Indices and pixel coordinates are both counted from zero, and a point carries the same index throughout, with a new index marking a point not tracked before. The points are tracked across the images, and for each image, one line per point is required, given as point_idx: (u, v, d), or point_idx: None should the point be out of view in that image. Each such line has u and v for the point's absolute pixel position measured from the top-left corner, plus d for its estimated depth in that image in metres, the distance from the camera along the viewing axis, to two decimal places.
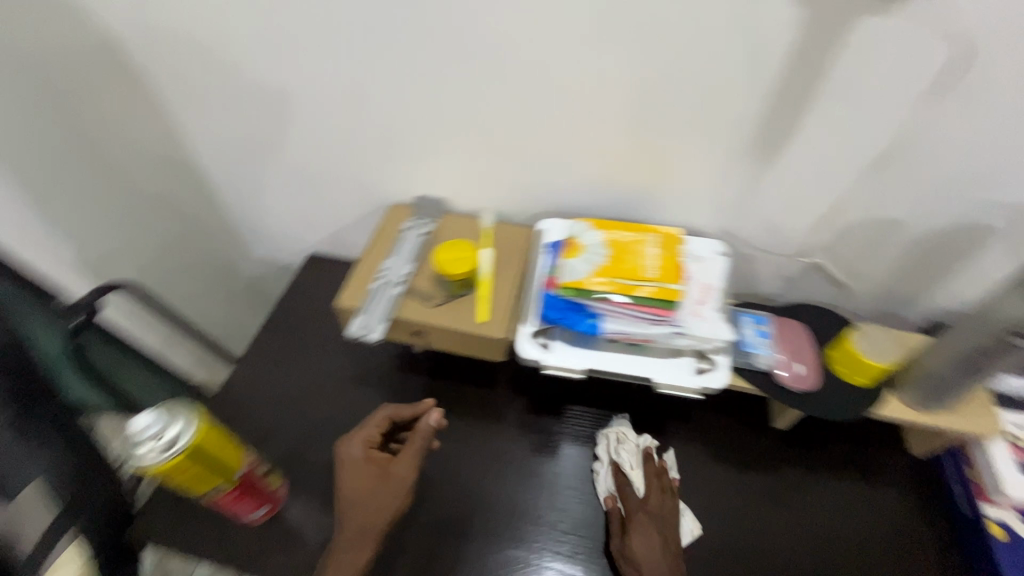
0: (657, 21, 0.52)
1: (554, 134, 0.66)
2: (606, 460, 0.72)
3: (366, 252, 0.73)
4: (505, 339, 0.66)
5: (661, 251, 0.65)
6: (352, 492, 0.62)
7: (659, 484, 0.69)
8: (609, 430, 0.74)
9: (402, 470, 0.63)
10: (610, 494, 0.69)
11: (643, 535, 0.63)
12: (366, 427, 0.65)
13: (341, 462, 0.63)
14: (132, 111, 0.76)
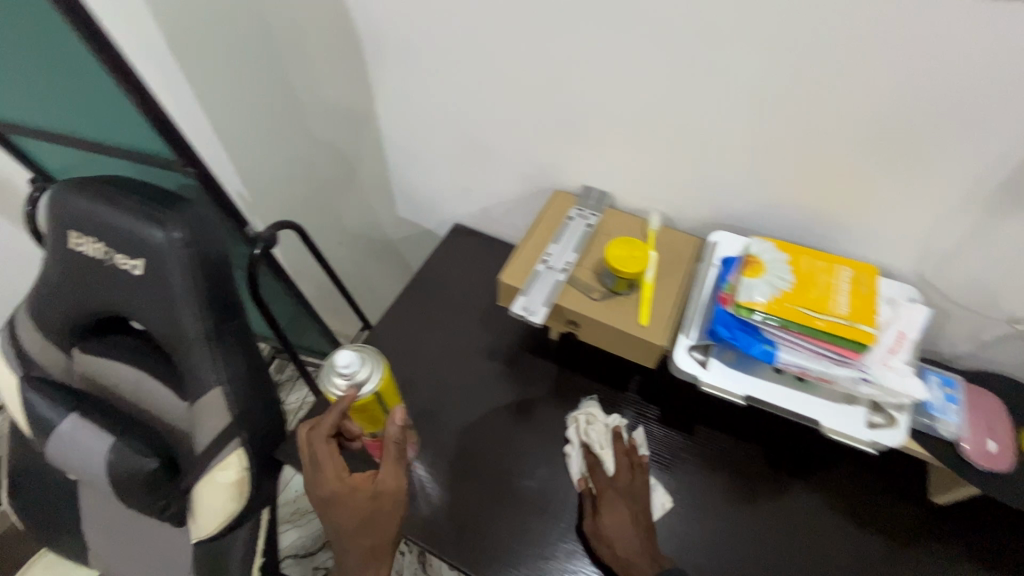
0: (924, 46, 0.48)
1: (755, 146, 0.63)
2: (576, 442, 0.74)
3: (531, 233, 0.73)
4: (664, 346, 0.64)
5: (856, 287, 0.60)
6: (349, 522, 0.59)
7: (628, 461, 0.71)
8: (577, 413, 0.76)
9: (393, 487, 0.60)
10: (582, 475, 0.71)
11: (615, 513, 0.66)
12: (318, 463, 0.58)
13: (322, 499, 0.59)
14: (338, 64, 0.83)
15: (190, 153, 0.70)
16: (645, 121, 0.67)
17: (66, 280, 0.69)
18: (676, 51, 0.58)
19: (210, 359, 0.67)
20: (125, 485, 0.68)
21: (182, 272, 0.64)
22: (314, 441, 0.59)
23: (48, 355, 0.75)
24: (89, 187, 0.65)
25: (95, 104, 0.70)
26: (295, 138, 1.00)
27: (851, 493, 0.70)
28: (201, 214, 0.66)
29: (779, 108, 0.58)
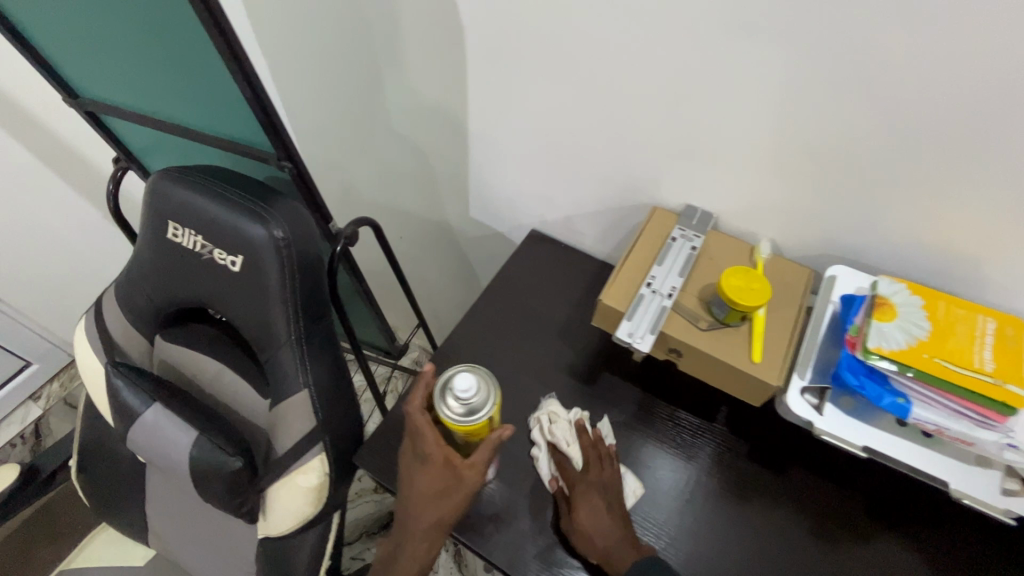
0: None
1: (895, 181, 0.58)
2: (542, 442, 0.72)
3: (631, 253, 0.70)
4: (779, 386, 0.60)
5: (1003, 342, 0.55)
6: (423, 491, 0.63)
7: (596, 452, 0.68)
8: (540, 413, 0.74)
9: (472, 473, 0.62)
10: (553, 476, 0.69)
11: (588, 507, 0.64)
12: (415, 427, 0.63)
13: (412, 461, 0.64)
14: (432, 63, 0.80)
15: (289, 147, 0.67)
16: (769, 145, 0.62)
17: (158, 270, 0.69)
18: (826, 76, 0.54)
19: (299, 361, 0.66)
20: (207, 480, 0.68)
21: (279, 272, 0.62)
22: (416, 405, 0.64)
23: (132, 341, 0.75)
24: (191, 178, 0.64)
25: (201, 91, 0.69)
26: (373, 132, 0.98)
27: (958, 553, 0.64)
28: (300, 212, 0.64)
29: (937, 144, 0.53)
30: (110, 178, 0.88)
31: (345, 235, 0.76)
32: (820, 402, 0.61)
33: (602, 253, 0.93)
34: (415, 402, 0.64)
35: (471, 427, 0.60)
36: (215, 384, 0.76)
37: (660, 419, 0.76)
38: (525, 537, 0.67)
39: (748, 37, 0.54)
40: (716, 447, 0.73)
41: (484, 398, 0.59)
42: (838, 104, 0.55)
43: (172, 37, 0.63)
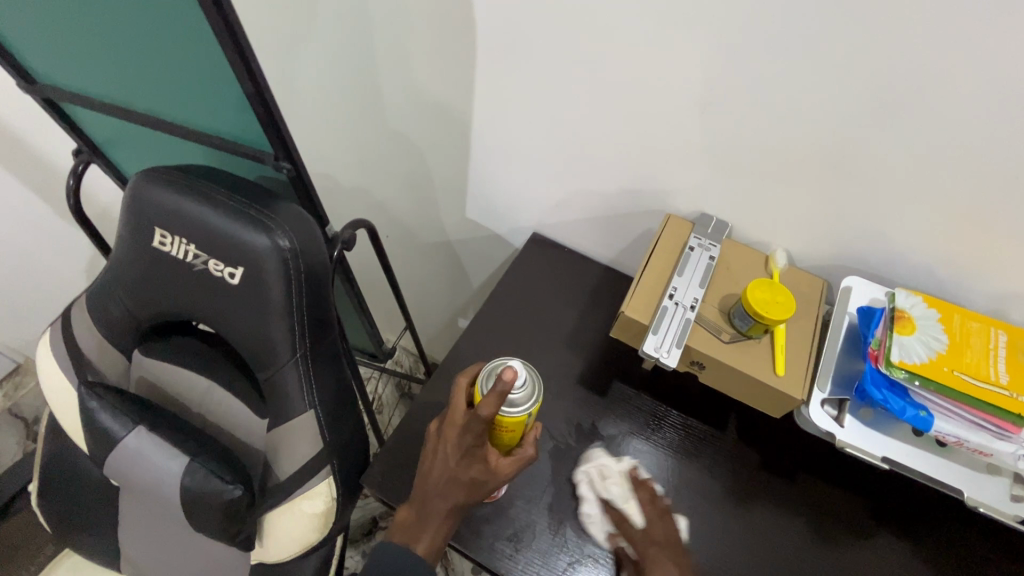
0: None
1: (910, 195, 0.59)
2: (593, 498, 0.68)
3: (648, 263, 0.69)
4: (802, 399, 0.60)
5: (1014, 354, 0.57)
6: (452, 481, 0.57)
7: (656, 509, 0.64)
8: (587, 467, 0.70)
9: (509, 470, 0.59)
10: (610, 534, 0.66)
11: (661, 569, 0.58)
12: (475, 425, 0.56)
13: (451, 449, 0.58)
14: (433, 58, 0.75)
15: (290, 147, 0.62)
16: (787, 158, 0.62)
17: (141, 282, 0.62)
18: (848, 92, 0.54)
19: (303, 381, 0.61)
20: (200, 511, 0.62)
21: (284, 285, 0.57)
22: (487, 413, 0.54)
23: (106, 357, 0.68)
24: (180, 179, 0.58)
25: (196, 82, 0.64)
26: (364, 127, 0.92)
27: (957, 553, 0.67)
28: (304, 219, 0.59)
29: (960, 163, 0.54)
30: (70, 173, 0.79)
31: (343, 240, 0.71)
32: (839, 414, 0.62)
33: (606, 258, 0.91)
34: (488, 409, 0.54)
35: (508, 420, 0.56)
36: (205, 403, 0.70)
37: (671, 425, 0.75)
38: (550, 555, 0.65)
39: (782, 49, 0.53)
40: (725, 450, 0.73)
41: (526, 393, 0.56)
42: (866, 119, 0.55)
43: (165, 20, 0.57)
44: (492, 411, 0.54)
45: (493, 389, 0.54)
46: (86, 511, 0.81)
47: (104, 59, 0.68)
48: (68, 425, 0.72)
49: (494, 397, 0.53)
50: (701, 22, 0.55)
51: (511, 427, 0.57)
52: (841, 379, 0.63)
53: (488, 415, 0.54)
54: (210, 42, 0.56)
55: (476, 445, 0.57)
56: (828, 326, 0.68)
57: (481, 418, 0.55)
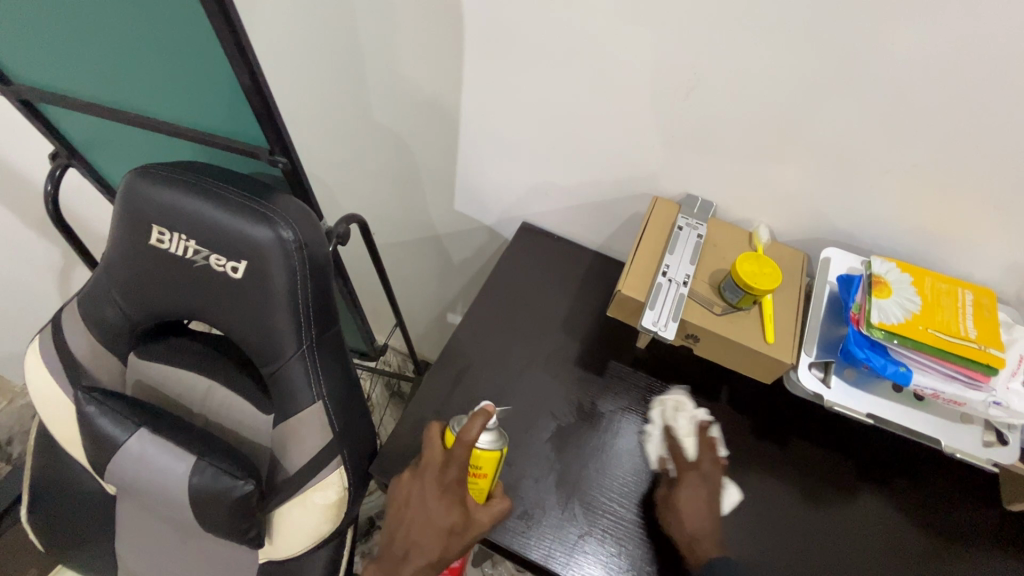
0: None
1: (880, 169, 0.63)
2: (659, 424, 0.74)
3: (641, 243, 0.72)
4: (791, 363, 0.64)
5: (979, 312, 0.62)
6: (431, 528, 0.60)
7: (711, 452, 0.69)
8: (668, 397, 0.76)
9: (484, 516, 0.61)
10: (661, 457, 0.71)
11: (693, 493, 0.65)
12: (455, 460, 0.59)
13: (431, 491, 0.60)
14: (421, 53, 0.76)
15: (285, 141, 0.63)
16: (766, 138, 0.66)
17: (136, 281, 0.61)
18: (821, 75, 0.57)
19: (311, 373, 0.62)
20: (210, 509, 0.62)
21: (288, 278, 0.57)
22: (466, 439, 0.58)
23: (100, 361, 0.67)
24: (176, 176, 0.58)
25: (186, 77, 0.63)
26: (350, 123, 0.92)
27: (935, 502, 0.72)
28: (305, 211, 0.59)
29: (925, 138, 0.58)
30: (48, 177, 0.77)
31: (337, 234, 0.71)
32: (825, 375, 0.66)
33: (595, 244, 0.93)
34: (470, 435, 0.58)
35: (483, 455, 0.61)
36: (206, 404, 0.69)
37: (668, 400, 0.77)
38: (561, 529, 0.67)
39: (765, 33, 0.56)
40: (724, 421, 0.76)
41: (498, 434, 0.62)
42: (844, 99, 0.58)
43: (154, 15, 0.57)
44: (474, 436, 0.58)
45: (474, 413, 0.59)
46: (82, 524, 0.79)
47: (88, 58, 0.67)
48: (62, 434, 0.71)
49: (475, 421, 0.58)
50: (689, 9, 0.57)
51: (484, 464, 0.62)
52: (827, 343, 0.67)
53: (466, 443, 0.58)
54: (205, 36, 0.56)
55: (456, 484, 0.60)
56: (810, 295, 0.72)
57: (464, 443, 0.58)
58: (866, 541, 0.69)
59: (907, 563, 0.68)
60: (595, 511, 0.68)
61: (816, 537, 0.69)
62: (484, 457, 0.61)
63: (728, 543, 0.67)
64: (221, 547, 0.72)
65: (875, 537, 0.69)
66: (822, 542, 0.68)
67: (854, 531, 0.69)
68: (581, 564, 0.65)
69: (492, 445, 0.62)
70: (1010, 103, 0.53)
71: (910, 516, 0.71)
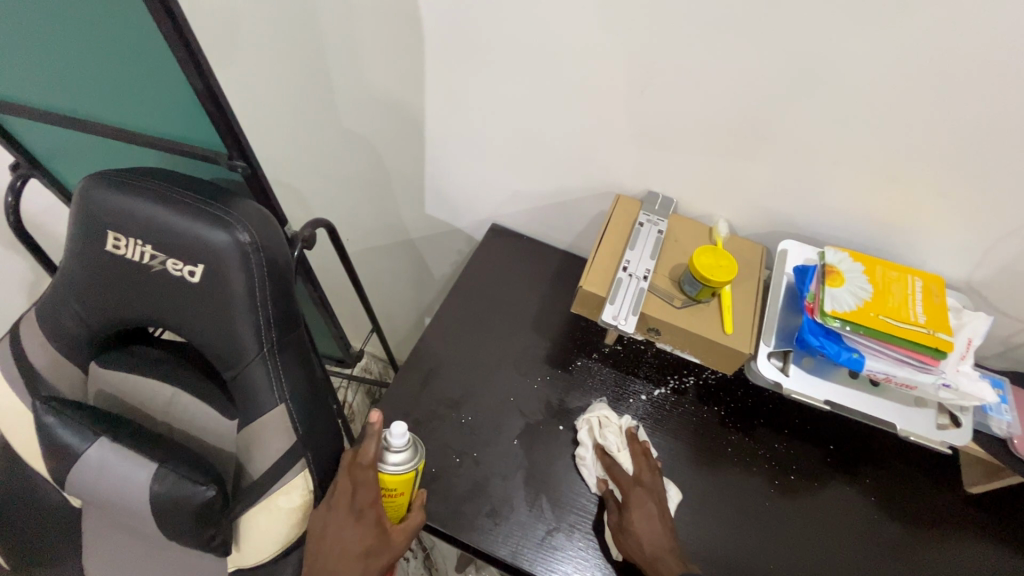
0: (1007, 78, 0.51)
1: (828, 161, 0.65)
2: (590, 444, 0.71)
3: (603, 240, 0.73)
4: (750, 353, 0.66)
5: (929, 298, 0.63)
6: (346, 554, 0.60)
7: (647, 461, 0.69)
8: (591, 414, 0.73)
9: (402, 532, 0.61)
10: (601, 478, 0.69)
11: (643, 510, 0.64)
12: (361, 483, 0.60)
13: (343, 517, 0.61)
14: (382, 58, 0.76)
15: (244, 146, 0.63)
16: (719, 135, 0.67)
17: (93, 288, 0.61)
18: (765, 72, 0.59)
19: (273, 375, 0.62)
20: (172, 517, 0.61)
21: (246, 280, 0.57)
22: (367, 459, 0.60)
23: (59, 371, 0.67)
24: (132, 181, 0.58)
25: (142, 84, 0.64)
26: (317, 129, 0.92)
27: (898, 486, 0.73)
28: (263, 214, 0.60)
29: (867, 130, 0.60)
30: (8, 188, 0.77)
31: (302, 238, 0.72)
32: (784, 364, 0.68)
33: (564, 243, 0.94)
34: (366, 457, 0.60)
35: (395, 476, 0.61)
36: (170, 411, 0.69)
37: (636, 395, 0.78)
38: (528, 526, 0.67)
39: (712, 30, 0.57)
40: (690, 413, 0.77)
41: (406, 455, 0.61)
42: (789, 93, 0.60)
43: (106, 22, 0.57)
44: (373, 457, 0.60)
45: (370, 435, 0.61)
46: (45, 541, 0.77)
47: (44, 66, 0.67)
48: (22, 446, 0.70)
49: (370, 441, 0.61)
50: (637, 8, 0.58)
51: (395, 485, 0.62)
52: (784, 334, 0.69)
53: (367, 465, 0.60)
54: (156, 41, 0.56)
55: (367, 507, 0.60)
56: (769, 286, 0.73)
57: (365, 465, 0.60)
58: (832, 528, 0.70)
59: (871, 547, 0.69)
60: (563, 507, 0.68)
61: (781, 526, 0.70)
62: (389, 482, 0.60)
63: (696, 535, 0.68)
64: (187, 557, 0.71)
65: (841, 525, 0.70)
66: (789, 532, 0.69)
67: (820, 519, 0.70)
68: (555, 559, 0.65)
69: (401, 466, 0.61)
70: (944, 94, 0.55)
71: (873, 501, 0.72)
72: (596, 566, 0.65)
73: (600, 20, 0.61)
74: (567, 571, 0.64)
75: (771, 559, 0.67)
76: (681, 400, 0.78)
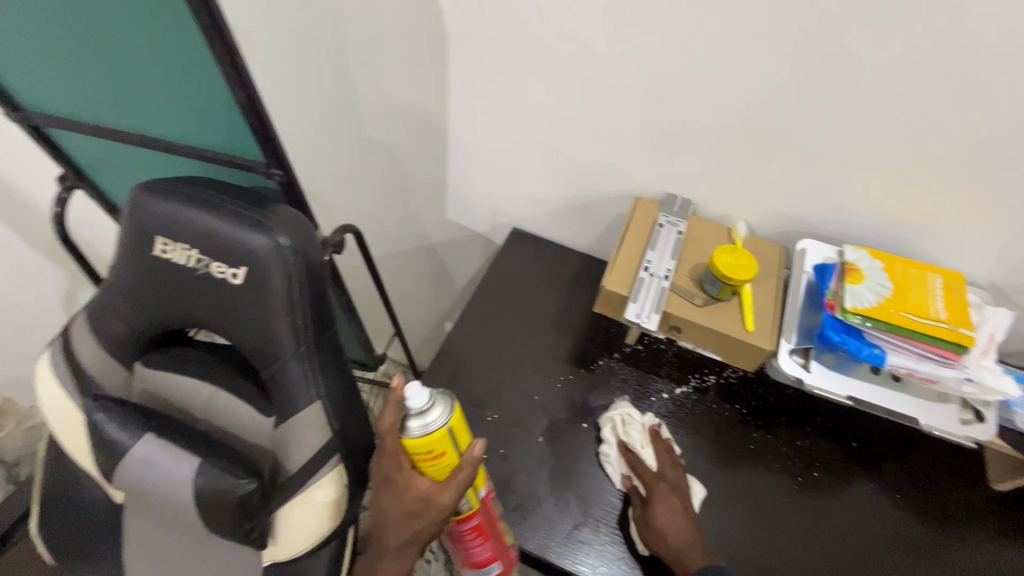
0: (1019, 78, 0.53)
1: (843, 161, 0.66)
2: (614, 442, 0.73)
3: (624, 240, 0.75)
4: (771, 349, 0.67)
5: (949, 294, 0.64)
6: (393, 513, 0.60)
7: (670, 458, 0.70)
8: (614, 412, 0.75)
9: (438, 499, 0.57)
10: (625, 474, 0.71)
11: (667, 505, 0.65)
12: (386, 449, 0.57)
13: (382, 481, 0.60)
14: (407, 70, 0.80)
15: (280, 155, 0.67)
16: (735, 138, 0.69)
17: (140, 291, 0.64)
18: (779, 77, 0.61)
19: (309, 373, 0.64)
20: (213, 510, 0.64)
21: (285, 282, 0.60)
22: (389, 423, 0.56)
23: (106, 371, 0.70)
24: (179, 189, 0.61)
25: (185, 98, 0.67)
26: (343, 139, 0.95)
27: (922, 483, 0.74)
28: (300, 219, 0.62)
29: (881, 131, 0.62)
30: (56, 200, 0.81)
31: (333, 243, 0.74)
32: (806, 361, 0.69)
33: (583, 246, 0.96)
34: (382, 423, 0.56)
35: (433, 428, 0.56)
36: (209, 410, 0.72)
37: (658, 393, 0.79)
38: (555, 520, 0.68)
39: (730, 37, 0.59)
40: (712, 411, 0.78)
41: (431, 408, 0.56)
42: (804, 97, 0.62)
43: (155, 41, 0.61)
44: (388, 424, 0.56)
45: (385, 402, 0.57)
46: (89, 537, 0.80)
47: (93, 82, 0.72)
48: (70, 443, 0.74)
49: (387, 409, 0.56)
50: (653, 18, 0.61)
51: (423, 449, 0.56)
52: (805, 331, 0.70)
53: (385, 431, 0.57)
54: (201, 56, 0.60)
55: (397, 473, 0.58)
56: (789, 285, 0.75)
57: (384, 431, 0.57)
58: (856, 524, 0.70)
59: (895, 544, 0.69)
60: (588, 502, 0.70)
61: (805, 522, 0.70)
62: (411, 447, 0.55)
63: (719, 530, 0.69)
64: (223, 551, 0.74)
65: (865, 521, 0.71)
66: (813, 528, 0.70)
67: (843, 515, 0.71)
68: (581, 553, 0.67)
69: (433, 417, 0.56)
70: (956, 94, 0.56)
71: (897, 498, 0.73)
72: (621, 560, 0.66)
73: (618, 30, 0.63)
74: (592, 564, 0.66)
75: (796, 555, 0.68)
76: (702, 398, 0.79)
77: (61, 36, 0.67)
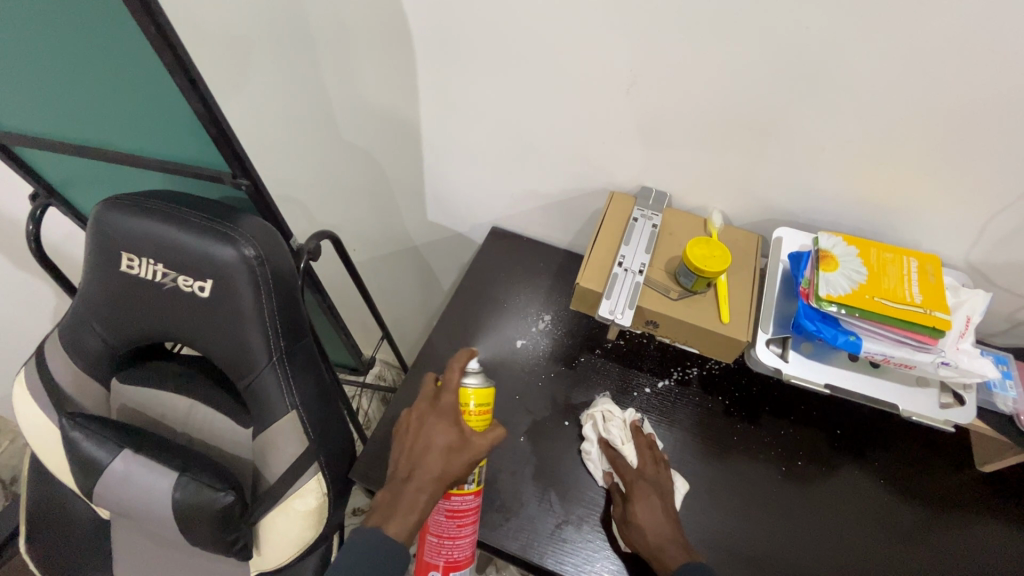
0: (984, 62, 0.52)
1: (815, 148, 0.66)
2: (595, 439, 0.72)
3: (598, 237, 0.75)
4: (747, 341, 0.67)
5: (925, 278, 0.63)
6: (431, 447, 0.60)
7: (651, 454, 0.69)
8: (595, 409, 0.74)
9: (480, 439, 0.60)
10: (607, 470, 0.71)
11: (646, 503, 0.64)
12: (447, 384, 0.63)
13: (425, 412, 0.63)
14: (375, 74, 0.79)
15: (246, 165, 0.67)
16: (704, 129, 0.68)
17: (110, 307, 0.64)
18: (745, 67, 0.60)
19: (283, 382, 0.64)
20: (193, 524, 0.64)
21: (253, 293, 0.60)
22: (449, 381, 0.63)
23: (83, 388, 0.70)
24: (142, 204, 0.61)
25: (148, 111, 0.67)
26: (317, 146, 0.94)
27: (907, 467, 0.73)
28: (266, 229, 0.62)
29: (850, 118, 0.61)
30: (29, 218, 0.80)
31: (308, 251, 0.72)
32: (784, 350, 0.69)
33: (564, 242, 0.96)
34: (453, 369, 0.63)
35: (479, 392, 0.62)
36: (190, 422, 0.73)
37: (641, 388, 0.79)
38: (538, 520, 0.68)
39: (696, 30, 0.58)
40: (695, 404, 0.78)
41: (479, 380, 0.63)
42: (771, 85, 0.61)
43: (111, 54, 0.61)
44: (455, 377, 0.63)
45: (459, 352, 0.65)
46: (78, 552, 0.81)
47: (58, 99, 0.71)
48: (53, 460, 0.74)
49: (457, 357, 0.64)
50: (617, 14, 0.60)
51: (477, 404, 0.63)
52: (781, 321, 0.70)
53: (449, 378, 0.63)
54: (159, 68, 0.59)
55: (452, 408, 0.62)
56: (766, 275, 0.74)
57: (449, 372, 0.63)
58: (839, 513, 0.70)
59: (880, 530, 0.69)
60: (572, 500, 0.70)
61: (788, 511, 0.70)
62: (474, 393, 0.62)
63: (701, 524, 0.69)
64: (213, 560, 0.74)
65: (849, 510, 0.70)
66: (795, 518, 0.70)
67: (828, 504, 0.71)
68: (564, 552, 0.66)
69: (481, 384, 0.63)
70: (922, 78, 0.55)
71: (881, 484, 0.72)
72: (605, 559, 0.66)
73: (581, 27, 0.63)
74: (576, 563, 0.66)
75: (778, 544, 0.68)
76: (685, 392, 0.79)
77: (22, 53, 0.66)
